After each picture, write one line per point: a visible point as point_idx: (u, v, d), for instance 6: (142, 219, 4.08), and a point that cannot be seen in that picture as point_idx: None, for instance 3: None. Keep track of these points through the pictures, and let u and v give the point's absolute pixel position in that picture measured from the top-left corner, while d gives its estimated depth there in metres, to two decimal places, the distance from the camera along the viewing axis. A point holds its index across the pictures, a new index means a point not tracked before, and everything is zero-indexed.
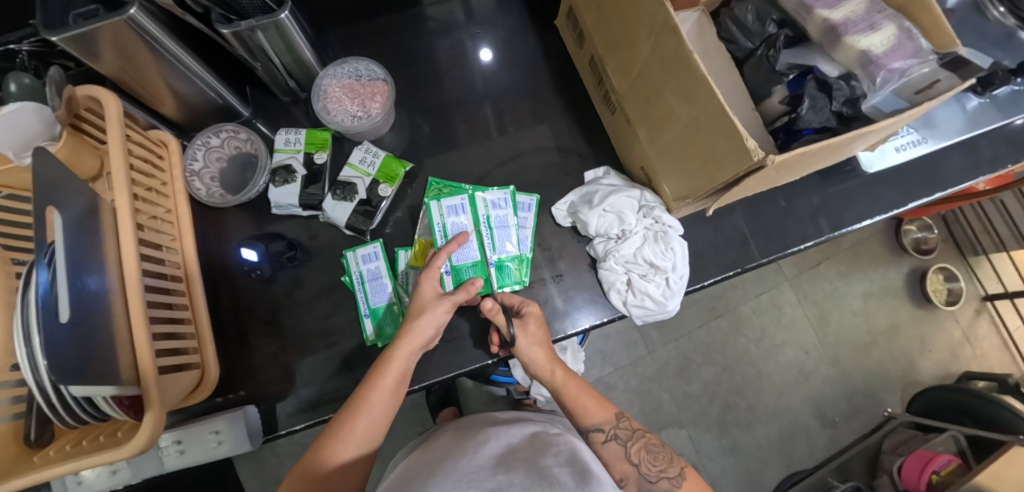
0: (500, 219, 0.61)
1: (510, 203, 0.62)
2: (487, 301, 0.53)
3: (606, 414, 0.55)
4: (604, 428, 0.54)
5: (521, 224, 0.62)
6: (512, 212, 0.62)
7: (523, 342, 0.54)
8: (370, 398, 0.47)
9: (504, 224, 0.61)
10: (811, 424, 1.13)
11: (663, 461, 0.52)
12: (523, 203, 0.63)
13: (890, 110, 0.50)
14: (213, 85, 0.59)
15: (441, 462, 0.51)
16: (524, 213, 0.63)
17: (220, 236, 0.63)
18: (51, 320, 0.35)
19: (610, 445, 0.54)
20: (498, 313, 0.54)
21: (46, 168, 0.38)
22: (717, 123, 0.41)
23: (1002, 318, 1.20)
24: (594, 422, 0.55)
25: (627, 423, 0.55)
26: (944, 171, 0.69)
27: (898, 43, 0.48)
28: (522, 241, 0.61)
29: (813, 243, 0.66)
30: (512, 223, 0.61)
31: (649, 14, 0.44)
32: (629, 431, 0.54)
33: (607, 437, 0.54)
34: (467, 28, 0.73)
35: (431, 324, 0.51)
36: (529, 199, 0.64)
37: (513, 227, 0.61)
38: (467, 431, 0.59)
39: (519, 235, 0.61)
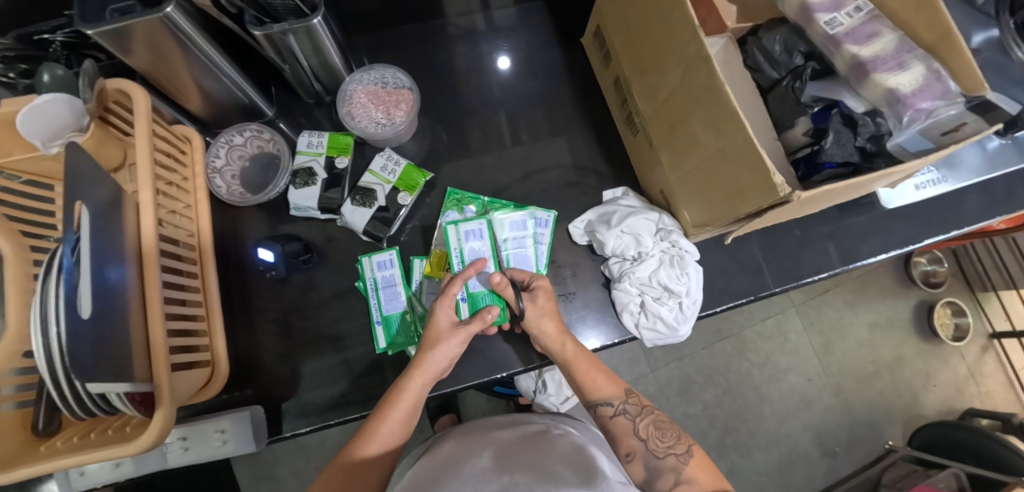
0: (518, 241, 0.61)
1: (528, 222, 0.62)
2: (496, 275, 0.54)
3: (615, 389, 0.54)
4: (613, 403, 0.54)
5: (540, 242, 0.62)
6: (529, 231, 0.62)
7: (533, 315, 0.54)
8: (382, 429, 0.48)
9: (522, 245, 0.61)
10: (811, 453, 1.12)
11: (671, 438, 0.51)
12: (541, 219, 0.63)
13: (916, 150, 0.50)
14: (240, 85, 0.60)
15: (447, 467, 0.51)
16: (542, 231, 0.63)
17: (236, 233, 0.63)
18: (72, 315, 0.35)
19: (619, 419, 0.53)
20: (506, 287, 0.55)
21: (78, 162, 0.39)
22: (744, 156, 0.41)
23: (1009, 357, 1.19)
24: (603, 397, 0.54)
25: (636, 400, 0.55)
26: (962, 210, 0.69)
27: (926, 84, 0.48)
28: (541, 258, 0.62)
29: (827, 274, 0.66)
30: (531, 241, 0.62)
31: (681, 43, 0.44)
32: (638, 407, 0.54)
33: (616, 411, 0.54)
34: (494, 41, 0.73)
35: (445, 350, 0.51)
36: (548, 215, 0.63)
37: (532, 245, 0.62)
38: (472, 434, 0.59)
39: (538, 253, 0.62)
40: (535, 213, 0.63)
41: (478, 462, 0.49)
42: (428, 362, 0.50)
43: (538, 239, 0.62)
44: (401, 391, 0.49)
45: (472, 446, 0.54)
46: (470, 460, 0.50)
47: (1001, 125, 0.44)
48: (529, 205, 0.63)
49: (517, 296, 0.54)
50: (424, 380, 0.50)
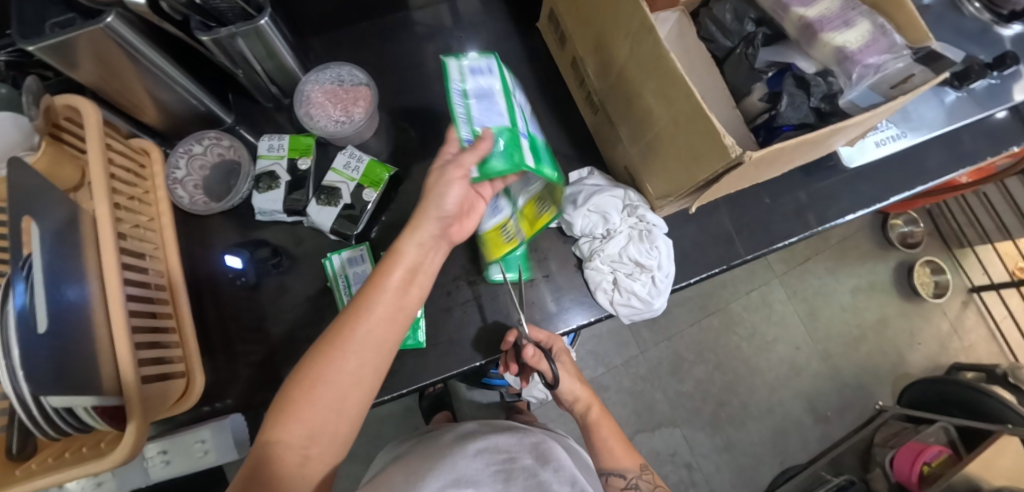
0: (485, 89, 0.43)
1: (498, 75, 0.45)
2: (531, 351, 0.58)
3: (632, 463, 0.61)
4: (627, 476, 0.60)
5: (483, 96, 0.43)
6: (460, 80, 0.42)
7: (566, 377, 0.67)
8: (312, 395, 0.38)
9: (489, 95, 0.43)
10: (804, 419, 1.14)
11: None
12: (476, 66, 0.44)
13: (867, 104, 0.50)
14: (194, 92, 0.59)
15: (439, 456, 0.50)
16: (481, 82, 0.43)
17: (204, 243, 0.63)
18: (28, 331, 0.35)
19: (627, 491, 0.60)
20: (541, 360, 0.60)
21: (23, 179, 0.38)
22: (695, 123, 0.41)
23: (990, 309, 1.21)
24: (619, 467, 0.61)
25: (648, 478, 0.61)
26: (925, 165, 0.70)
27: (872, 39, 0.49)
28: (495, 115, 0.42)
29: (798, 238, 0.67)
30: (506, 94, 0.44)
31: (627, 16, 0.45)
32: (650, 485, 0.60)
33: (627, 484, 0.60)
34: (451, 33, 0.73)
35: (399, 275, 0.42)
36: (484, 61, 0.45)
37: (478, 97, 0.42)
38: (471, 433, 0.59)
39: (488, 107, 0.42)
40: (484, 59, 0.45)
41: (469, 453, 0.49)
42: (387, 292, 0.41)
43: (478, 95, 0.42)
44: (348, 332, 0.39)
45: (469, 439, 0.54)
46: (459, 452, 0.49)
47: (947, 73, 0.44)
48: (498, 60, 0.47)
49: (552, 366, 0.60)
50: (386, 317, 0.41)
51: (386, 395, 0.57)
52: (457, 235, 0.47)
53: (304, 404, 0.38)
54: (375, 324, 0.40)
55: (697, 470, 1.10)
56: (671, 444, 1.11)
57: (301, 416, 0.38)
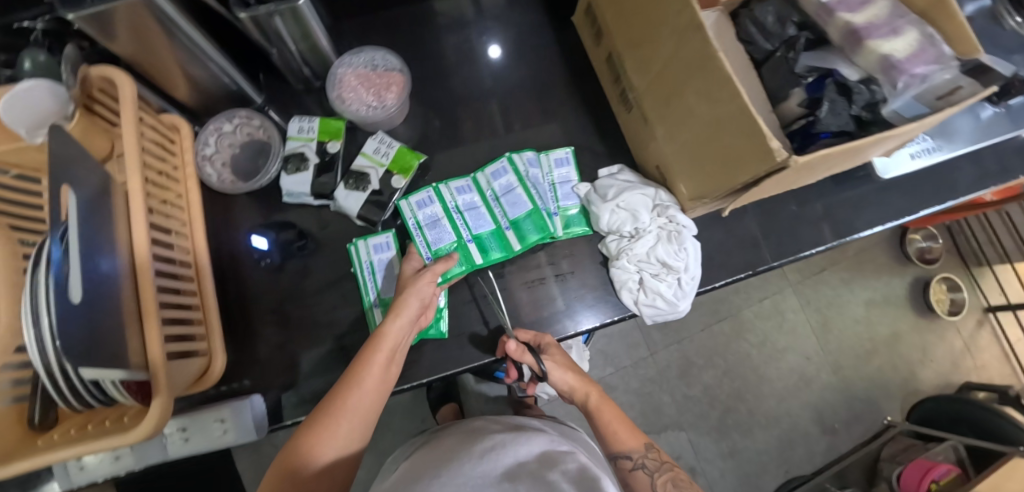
0: (505, 186, 0.61)
1: (517, 168, 0.62)
2: (511, 343, 0.55)
3: (636, 442, 0.51)
4: (633, 456, 0.50)
5: (507, 190, 0.61)
6: (449, 201, 0.61)
7: (556, 371, 0.56)
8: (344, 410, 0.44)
9: (510, 188, 0.61)
10: (810, 430, 1.13)
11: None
12: (420, 200, 0.61)
13: (912, 115, 0.50)
14: (227, 70, 0.58)
15: (440, 471, 0.49)
16: (502, 182, 0.62)
17: (228, 222, 0.62)
18: (63, 300, 0.34)
19: (637, 474, 0.49)
20: (524, 354, 0.55)
21: (63, 146, 0.38)
22: (739, 125, 0.41)
23: (1004, 330, 1.21)
24: (622, 448, 0.51)
25: (656, 455, 0.50)
26: (956, 180, 0.69)
27: (920, 49, 0.48)
28: (519, 204, 0.60)
29: (824, 247, 0.66)
30: (458, 211, 0.61)
31: (674, 12, 0.44)
32: (658, 462, 0.49)
33: (634, 465, 0.50)
34: (483, 23, 0.72)
35: (386, 350, 0.48)
36: (425, 193, 0.61)
37: (461, 212, 0.61)
38: (477, 435, 0.58)
39: (510, 199, 0.61)
40: (476, 179, 0.63)
41: (466, 470, 0.47)
42: (378, 365, 0.47)
43: (503, 191, 0.61)
44: (344, 404, 0.44)
45: (470, 449, 0.53)
46: (457, 470, 0.48)
47: (996, 87, 0.43)
48: (511, 154, 0.63)
49: (539, 361, 0.55)
50: (377, 388, 0.47)
51: (406, 383, 0.57)
52: (422, 320, 0.55)
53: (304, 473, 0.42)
54: (368, 393, 0.46)
55: (701, 474, 1.10)
56: (676, 448, 1.11)
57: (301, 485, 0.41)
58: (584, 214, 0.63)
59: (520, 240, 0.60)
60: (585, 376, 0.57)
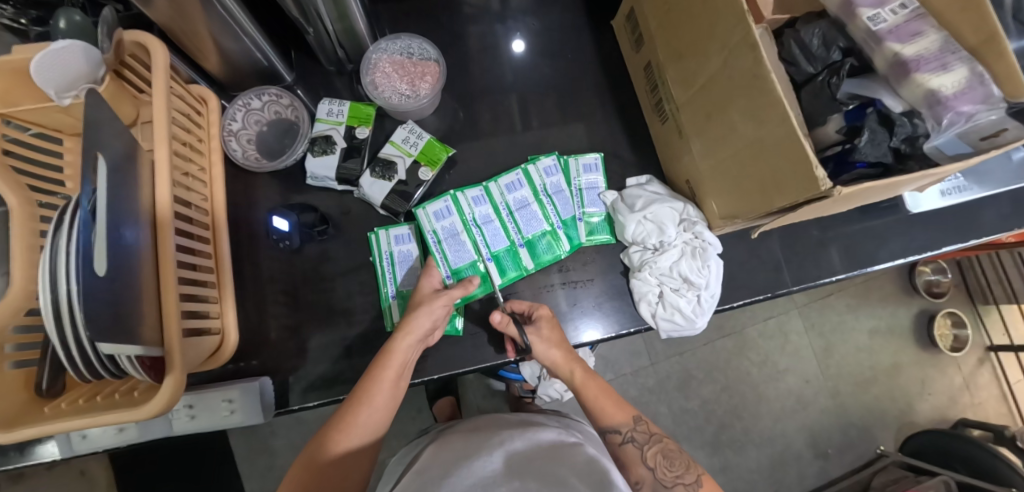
0: (519, 201, 0.62)
1: (532, 181, 0.63)
2: (496, 315, 0.55)
3: (624, 417, 0.53)
4: (622, 430, 0.53)
5: (521, 204, 0.62)
6: (467, 214, 0.61)
7: (541, 346, 0.54)
8: (359, 419, 0.46)
9: (524, 204, 0.62)
10: (803, 453, 1.14)
11: (680, 467, 0.50)
12: (437, 211, 0.61)
13: (952, 153, 0.50)
14: (260, 45, 0.57)
15: (453, 465, 0.51)
16: (517, 196, 0.63)
17: (248, 200, 0.62)
18: (88, 272, 0.33)
19: (627, 447, 0.53)
20: (510, 325, 0.55)
21: (98, 112, 0.37)
22: (786, 148, 0.40)
23: (1004, 370, 1.21)
24: (611, 424, 0.54)
25: (645, 427, 0.54)
26: (982, 219, 0.69)
27: (968, 87, 0.46)
28: (534, 222, 0.62)
29: (844, 276, 0.66)
30: (475, 224, 0.61)
31: (727, 27, 0.43)
32: (646, 434, 0.53)
33: (624, 439, 0.53)
34: (521, 18, 0.71)
35: (394, 370, 0.48)
36: (442, 204, 0.61)
37: (479, 226, 0.61)
38: (484, 432, 0.58)
39: (524, 215, 0.62)
40: (490, 188, 0.63)
41: (475, 473, 0.48)
42: (385, 386, 0.47)
43: (518, 205, 0.62)
44: (351, 424, 0.46)
45: (477, 449, 0.53)
46: (466, 472, 0.48)
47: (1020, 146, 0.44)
48: (526, 164, 0.64)
49: (522, 332, 0.54)
50: (383, 408, 0.47)
51: (417, 378, 0.56)
52: (431, 338, 0.54)
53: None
54: (375, 413, 0.47)
55: None
56: None
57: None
58: (608, 221, 0.63)
59: (535, 259, 0.61)
60: (571, 353, 0.55)
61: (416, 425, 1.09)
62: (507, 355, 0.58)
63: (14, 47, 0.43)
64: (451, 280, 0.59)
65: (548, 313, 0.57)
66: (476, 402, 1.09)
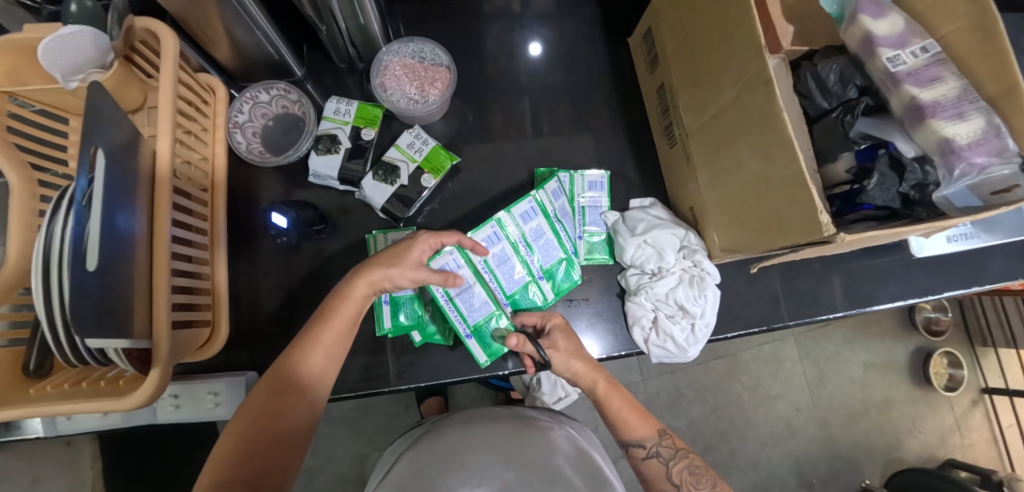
0: (535, 232, 0.57)
1: (545, 208, 0.58)
2: (513, 338, 0.54)
3: (648, 430, 0.53)
4: (646, 444, 0.52)
5: (537, 235, 0.57)
6: (479, 263, 0.55)
7: (558, 357, 0.55)
8: (324, 338, 0.47)
9: (541, 235, 0.57)
10: (788, 481, 1.13)
11: (706, 485, 0.48)
12: (443, 265, 0.53)
13: (962, 205, 0.48)
14: (273, 40, 0.57)
15: (448, 455, 0.50)
16: (533, 226, 0.57)
17: (249, 192, 0.61)
18: (78, 267, 0.33)
19: (651, 462, 0.52)
20: (527, 344, 0.54)
21: (99, 102, 0.36)
22: (791, 190, 0.39)
23: (997, 413, 1.20)
24: (636, 437, 0.53)
25: (670, 441, 0.53)
26: (987, 267, 0.68)
27: (983, 138, 0.46)
28: (552, 252, 0.58)
29: (842, 313, 0.65)
30: (488, 269, 0.56)
31: (743, 62, 0.42)
32: (672, 450, 0.52)
33: (648, 453, 0.52)
34: (538, 28, 0.70)
35: (353, 308, 0.49)
36: (448, 257, 0.54)
37: (492, 270, 0.56)
38: (474, 422, 0.58)
39: (542, 247, 0.57)
40: (502, 221, 0.56)
41: (482, 475, 0.46)
42: (335, 331, 0.47)
43: (533, 235, 0.57)
44: (315, 344, 0.46)
45: (478, 443, 0.51)
46: (467, 471, 0.46)
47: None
48: (535, 190, 0.58)
49: (539, 347, 0.54)
50: (330, 355, 0.47)
51: (403, 384, 0.57)
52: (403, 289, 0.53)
53: (254, 443, 0.40)
54: (328, 358, 0.47)
55: None
56: None
57: (252, 453, 0.40)
58: (608, 242, 0.63)
59: (553, 289, 0.59)
60: (591, 362, 0.55)
61: (402, 422, 1.10)
62: (526, 369, 0.58)
63: (25, 26, 0.43)
64: (473, 339, 0.56)
65: (561, 322, 0.58)
66: (464, 404, 1.09)
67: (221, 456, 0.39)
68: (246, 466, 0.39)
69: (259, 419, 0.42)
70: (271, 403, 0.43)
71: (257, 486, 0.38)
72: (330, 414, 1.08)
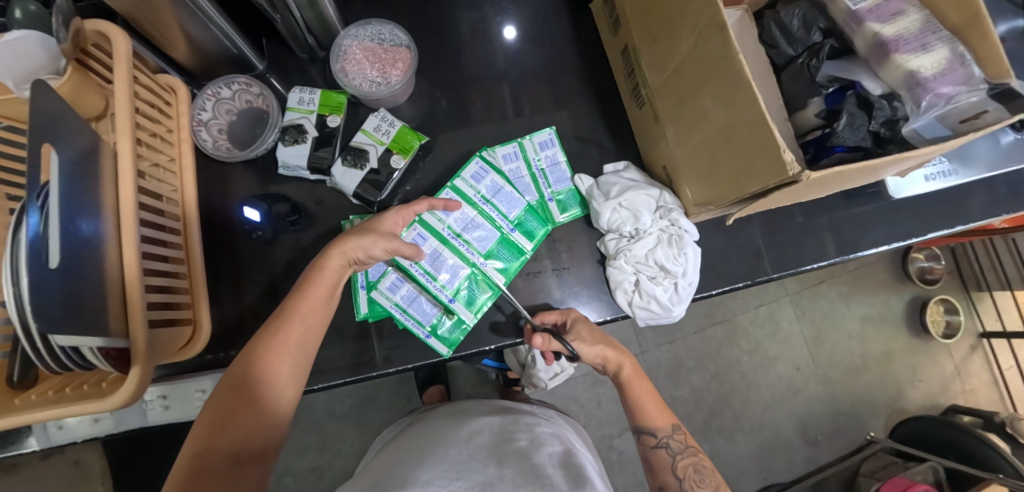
0: (464, 222, 0.60)
1: (464, 194, 0.61)
2: (537, 338, 0.54)
3: (664, 421, 0.53)
4: (658, 434, 0.53)
5: (466, 226, 0.60)
6: (415, 270, 0.59)
7: (586, 348, 0.55)
8: (301, 308, 0.47)
9: (471, 223, 0.60)
10: (793, 440, 1.14)
11: (709, 485, 0.49)
12: (389, 285, 0.58)
13: (931, 136, 0.49)
14: (228, 34, 0.56)
15: (428, 452, 0.48)
16: (457, 216, 0.60)
17: (222, 190, 0.61)
18: (38, 266, 0.32)
19: (660, 451, 0.52)
20: (553, 341, 0.54)
21: (49, 105, 0.36)
22: (754, 132, 0.39)
23: (996, 357, 1.21)
24: (650, 425, 0.53)
25: (681, 436, 0.53)
26: (970, 205, 0.67)
27: (948, 68, 0.45)
28: (485, 236, 0.60)
29: (825, 262, 0.65)
30: (423, 270, 0.59)
31: (696, 8, 0.42)
32: (682, 444, 0.52)
33: (658, 443, 0.53)
34: (499, 2, 0.70)
35: (330, 280, 0.49)
36: (393, 275, 0.58)
37: (427, 271, 0.59)
38: (461, 416, 0.58)
39: (474, 234, 0.60)
40: (425, 221, 0.60)
41: (459, 470, 0.44)
42: (313, 301, 0.47)
43: (463, 226, 0.60)
44: (293, 314, 0.46)
45: (463, 436, 0.51)
46: (443, 467, 0.44)
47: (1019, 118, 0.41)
48: (453, 180, 0.61)
49: (566, 344, 0.54)
50: (309, 326, 0.47)
51: (391, 367, 0.57)
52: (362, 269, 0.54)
53: (234, 416, 0.40)
54: (309, 330, 0.47)
55: None
56: None
57: (233, 426, 0.40)
58: (584, 207, 0.63)
59: (502, 272, 0.60)
60: (619, 347, 0.55)
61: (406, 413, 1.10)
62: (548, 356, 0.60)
63: None
64: (433, 338, 0.57)
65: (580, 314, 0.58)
66: (465, 390, 1.10)
67: (201, 432, 0.39)
68: (227, 438, 0.39)
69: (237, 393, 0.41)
70: (249, 378, 0.42)
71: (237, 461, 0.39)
72: (334, 412, 1.09)
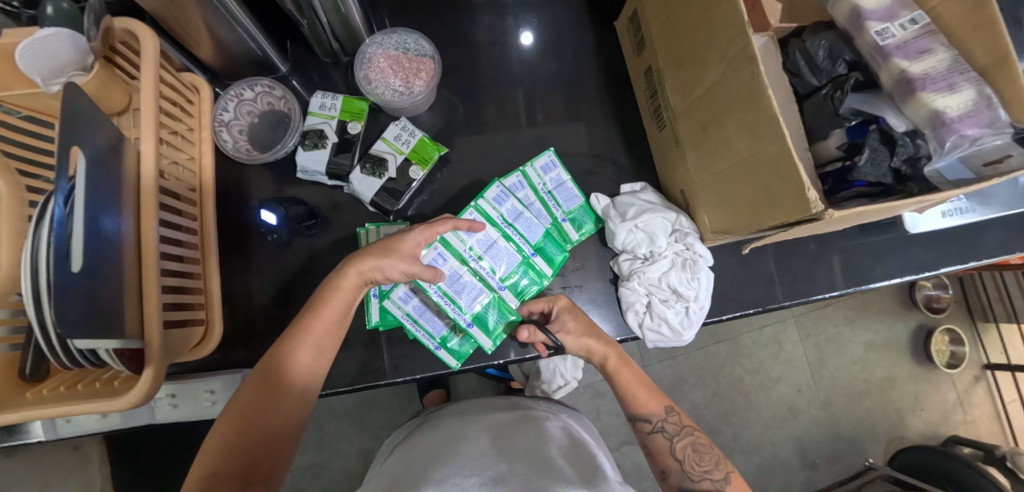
0: (485, 242, 0.58)
1: (487, 216, 0.59)
2: (522, 332, 0.55)
3: (657, 406, 0.53)
4: (653, 420, 0.53)
5: (488, 246, 0.58)
6: (431, 289, 0.57)
7: (570, 338, 0.55)
8: (313, 328, 0.46)
9: (492, 245, 0.58)
10: (791, 462, 1.14)
11: (709, 463, 0.49)
12: (401, 297, 0.57)
13: (953, 179, 0.48)
14: (254, 35, 0.56)
15: (436, 453, 0.48)
16: (479, 237, 0.57)
17: (239, 190, 0.61)
18: (62, 269, 0.32)
19: (657, 437, 0.52)
20: (538, 333, 0.56)
21: (77, 101, 0.36)
22: (779, 167, 0.39)
23: (999, 389, 1.20)
24: (644, 412, 0.53)
25: (677, 418, 0.53)
26: (984, 241, 0.67)
27: (975, 109, 0.45)
28: (508, 259, 0.59)
29: (838, 292, 0.65)
30: (441, 291, 0.57)
31: (725, 38, 0.42)
32: (678, 426, 0.52)
33: (655, 428, 0.53)
34: (524, 15, 0.70)
35: (343, 302, 0.48)
36: (404, 287, 0.57)
37: (444, 292, 0.57)
38: (472, 414, 0.57)
39: (496, 257, 0.58)
40: (447, 241, 0.56)
41: (473, 466, 0.43)
42: (324, 322, 0.47)
43: (483, 247, 0.58)
44: (304, 335, 0.46)
45: (473, 433, 0.51)
46: (456, 464, 0.44)
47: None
48: (475, 200, 0.59)
49: (550, 334, 0.55)
50: (319, 349, 0.47)
51: (399, 377, 0.57)
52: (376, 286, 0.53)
53: (243, 438, 0.41)
54: (319, 351, 0.47)
55: None
56: None
57: (241, 451, 0.40)
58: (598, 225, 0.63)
59: (517, 296, 0.60)
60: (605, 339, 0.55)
61: (406, 415, 1.10)
62: (541, 354, 0.59)
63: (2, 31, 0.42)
64: (442, 350, 0.57)
65: (568, 303, 0.58)
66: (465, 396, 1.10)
67: (209, 453, 0.40)
68: (234, 461, 0.40)
69: (248, 414, 0.42)
70: (260, 400, 0.43)
71: (246, 482, 0.40)
72: (334, 411, 1.09)
